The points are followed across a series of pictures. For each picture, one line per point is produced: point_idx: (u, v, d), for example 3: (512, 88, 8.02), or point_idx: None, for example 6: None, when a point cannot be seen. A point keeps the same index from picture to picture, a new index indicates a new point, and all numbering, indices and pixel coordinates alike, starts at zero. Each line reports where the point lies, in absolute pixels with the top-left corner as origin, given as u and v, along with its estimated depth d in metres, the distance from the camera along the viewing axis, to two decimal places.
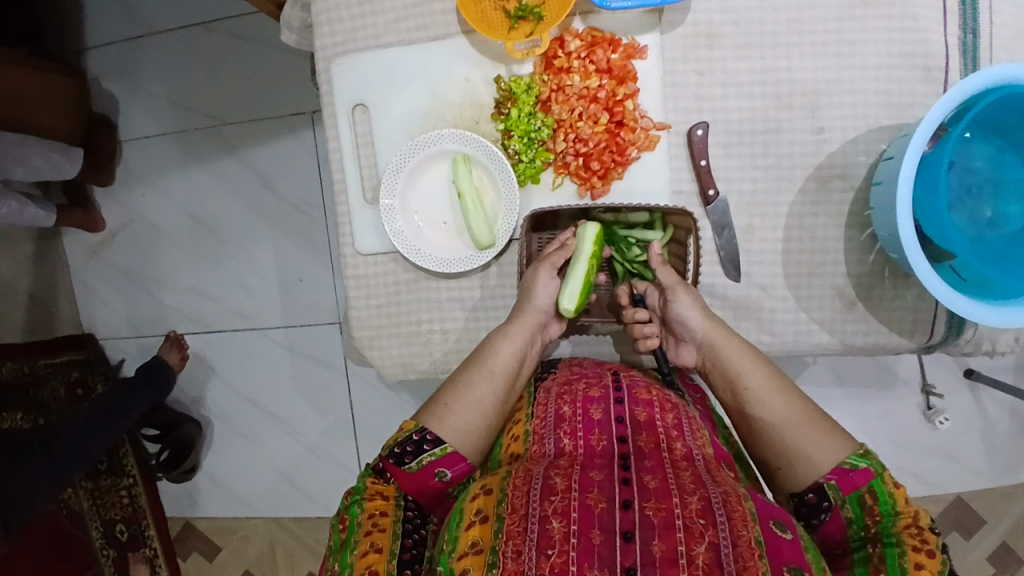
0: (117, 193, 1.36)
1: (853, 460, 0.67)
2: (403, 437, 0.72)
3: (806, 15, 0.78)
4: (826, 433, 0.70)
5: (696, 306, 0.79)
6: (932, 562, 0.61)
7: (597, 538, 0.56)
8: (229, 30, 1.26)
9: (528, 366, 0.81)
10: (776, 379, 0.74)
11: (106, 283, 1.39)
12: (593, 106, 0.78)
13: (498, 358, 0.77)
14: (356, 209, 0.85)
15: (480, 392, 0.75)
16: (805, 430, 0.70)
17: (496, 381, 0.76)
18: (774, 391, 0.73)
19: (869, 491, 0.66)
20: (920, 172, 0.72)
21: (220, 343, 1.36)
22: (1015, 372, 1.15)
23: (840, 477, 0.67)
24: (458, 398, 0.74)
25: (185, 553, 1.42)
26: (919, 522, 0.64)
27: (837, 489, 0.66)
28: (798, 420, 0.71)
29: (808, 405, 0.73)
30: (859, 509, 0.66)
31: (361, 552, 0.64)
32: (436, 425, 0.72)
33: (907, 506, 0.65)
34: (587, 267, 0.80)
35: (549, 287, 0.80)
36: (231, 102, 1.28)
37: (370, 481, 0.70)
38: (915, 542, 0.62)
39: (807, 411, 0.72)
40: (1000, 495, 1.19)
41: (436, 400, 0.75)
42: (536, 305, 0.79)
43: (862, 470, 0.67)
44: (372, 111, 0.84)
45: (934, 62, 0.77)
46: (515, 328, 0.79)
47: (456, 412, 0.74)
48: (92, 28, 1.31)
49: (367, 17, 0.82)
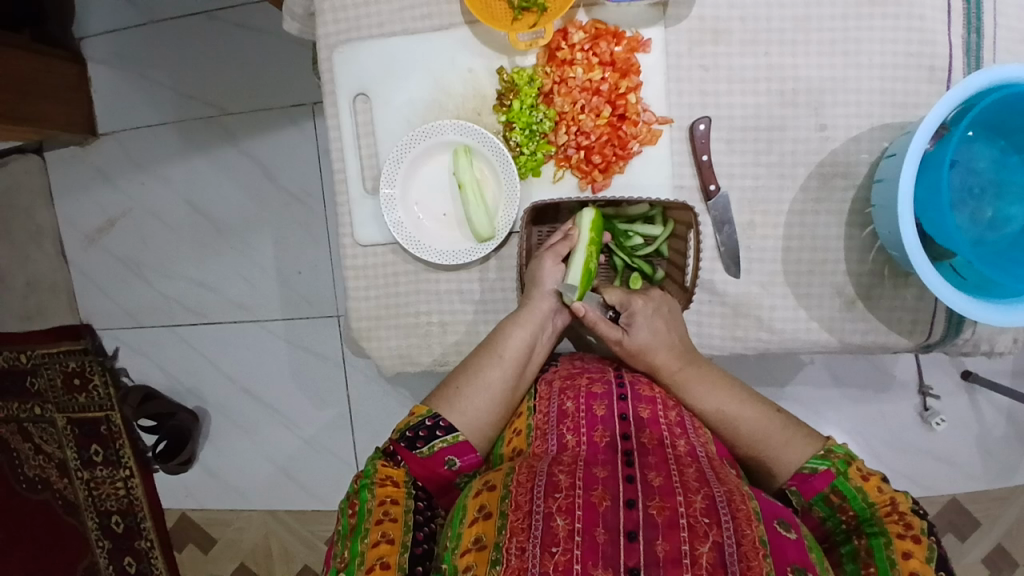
0: (116, 182, 1.35)
1: (813, 464, 0.69)
2: (414, 422, 0.73)
3: (812, 12, 0.78)
4: (782, 441, 0.72)
5: (644, 342, 0.77)
6: (919, 548, 0.61)
7: (601, 537, 0.55)
8: (231, 20, 1.25)
9: (539, 355, 0.81)
10: (724, 398, 0.75)
11: (104, 272, 1.38)
12: (596, 99, 0.78)
13: (509, 345, 0.77)
14: (356, 199, 0.85)
15: (491, 378, 0.75)
16: (760, 445, 0.72)
17: (507, 368, 0.76)
18: (729, 410, 0.74)
19: (833, 491, 0.68)
20: (923, 170, 0.72)
21: (219, 334, 1.35)
22: (1013, 376, 1.15)
23: (801, 483, 0.69)
24: (469, 385, 0.75)
25: (180, 545, 1.41)
26: (898, 507, 0.65)
27: (800, 495, 0.69)
28: (752, 437, 0.73)
29: (764, 413, 0.74)
30: (828, 508, 0.68)
31: (372, 543, 0.64)
32: (448, 413, 0.73)
33: (880, 495, 0.66)
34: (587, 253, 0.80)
35: (554, 272, 0.80)
36: (232, 93, 1.27)
37: (380, 463, 0.71)
38: (900, 529, 0.63)
39: (761, 423, 0.73)
40: (996, 498, 1.19)
41: (447, 385, 0.76)
42: (546, 290, 0.80)
43: (822, 473, 0.69)
44: (374, 101, 0.84)
45: (939, 61, 0.77)
46: (525, 315, 0.79)
47: (467, 397, 0.74)
48: (94, 15, 1.30)
49: (372, 6, 0.82)
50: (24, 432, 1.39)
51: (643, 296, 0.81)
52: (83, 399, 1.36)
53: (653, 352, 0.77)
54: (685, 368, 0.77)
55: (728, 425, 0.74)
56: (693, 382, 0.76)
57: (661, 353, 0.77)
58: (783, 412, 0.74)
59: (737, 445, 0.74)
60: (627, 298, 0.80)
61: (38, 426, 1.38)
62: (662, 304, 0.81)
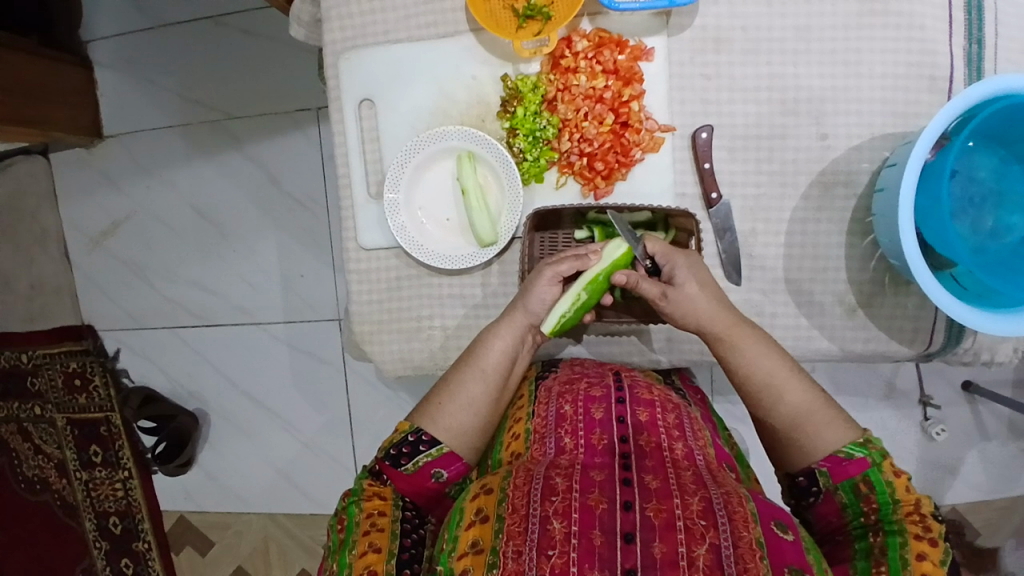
0: (120, 184, 1.36)
1: (849, 450, 0.68)
2: (398, 439, 0.72)
3: (813, 23, 0.78)
4: (824, 420, 0.71)
5: (694, 295, 0.74)
6: (934, 551, 0.62)
7: (598, 540, 0.56)
8: (237, 25, 1.26)
9: (522, 364, 0.81)
10: (775, 364, 0.73)
11: (107, 274, 1.39)
12: (599, 107, 0.79)
13: (489, 357, 0.76)
14: (360, 204, 0.86)
15: (473, 392, 0.75)
16: (802, 418, 0.71)
17: (490, 381, 0.76)
18: (778, 376, 0.73)
19: (864, 480, 0.67)
20: (924, 179, 0.73)
21: (221, 336, 1.36)
22: (1014, 387, 1.16)
23: (834, 465, 0.68)
24: (452, 398, 0.75)
25: (178, 547, 1.41)
26: (921, 509, 0.65)
27: (828, 476, 0.69)
28: (796, 410, 0.71)
29: (811, 388, 0.73)
30: (854, 496, 0.68)
31: (360, 552, 0.65)
32: (431, 427, 0.73)
33: (907, 494, 0.66)
34: (584, 289, 0.76)
35: (546, 292, 0.76)
36: (237, 97, 1.28)
37: (367, 482, 0.71)
38: (918, 531, 0.63)
39: (807, 395, 0.72)
40: (996, 509, 1.19)
41: (430, 401, 0.75)
42: (530, 306, 0.77)
43: (858, 459, 0.68)
44: (379, 106, 0.84)
45: (939, 72, 0.78)
46: (505, 326, 0.77)
47: (450, 412, 0.74)
48: (101, 19, 1.31)
49: (378, 13, 0.83)
50: (23, 432, 1.40)
51: (685, 254, 0.77)
52: (83, 400, 1.36)
53: (706, 309, 0.74)
54: (739, 326, 0.74)
55: (773, 391, 0.73)
56: (747, 341, 0.74)
57: (718, 310, 0.74)
58: (825, 392, 0.73)
59: (776, 413, 0.72)
60: (670, 252, 0.76)
61: (38, 427, 1.38)
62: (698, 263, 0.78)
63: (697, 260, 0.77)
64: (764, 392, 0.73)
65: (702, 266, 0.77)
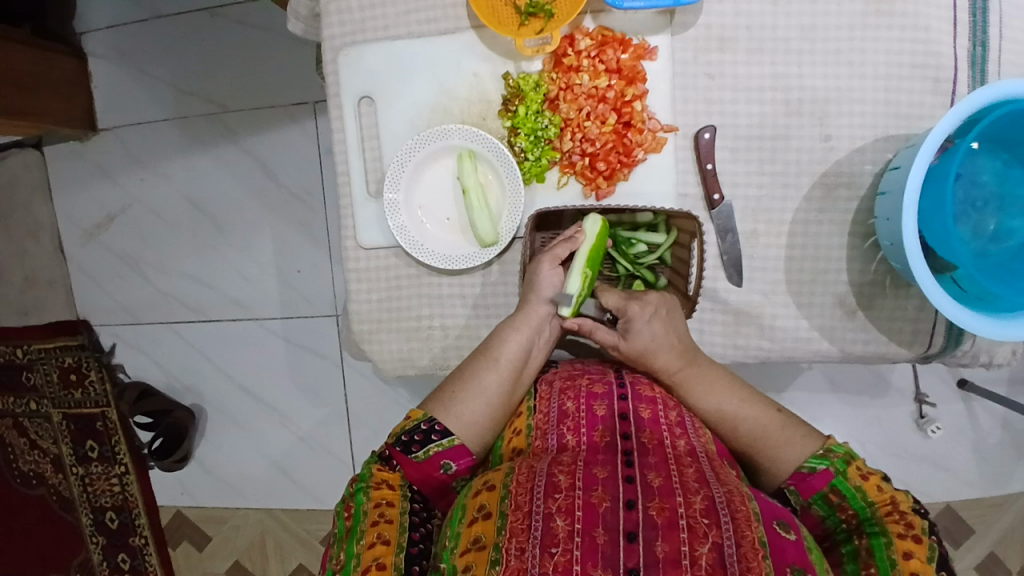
0: (115, 176, 1.34)
1: (812, 463, 0.70)
2: (410, 426, 0.72)
3: (818, 23, 0.78)
4: (783, 438, 0.72)
5: (646, 344, 0.76)
6: (919, 548, 0.61)
7: (601, 538, 0.55)
8: (233, 16, 1.24)
9: (538, 358, 0.80)
10: (724, 397, 0.75)
11: (102, 268, 1.38)
12: (601, 106, 0.78)
13: (506, 349, 0.76)
14: (359, 202, 0.85)
15: (487, 381, 0.75)
16: (758, 444, 0.73)
17: (502, 370, 0.75)
18: (729, 408, 0.75)
19: (832, 490, 0.68)
20: (926, 183, 0.72)
21: (218, 331, 1.35)
22: (1009, 385, 1.16)
23: (799, 482, 0.70)
24: (464, 388, 0.75)
25: (175, 542, 1.40)
26: (899, 507, 0.65)
27: (797, 494, 0.70)
28: (750, 435, 0.73)
29: (764, 410, 0.74)
30: (828, 507, 0.69)
31: (368, 544, 0.63)
32: (443, 416, 0.73)
33: (881, 494, 0.66)
34: (587, 266, 0.78)
35: (552, 276, 0.78)
36: (233, 90, 1.26)
37: (376, 468, 0.70)
38: (900, 529, 0.63)
39: (761, 419, 0.74)
40: (990, 505, 1.20)
41: (442, 391, 0.76)
42: (542, 295, 0.78)
43: (821, 472, 0.69)
44: (378, 103, 0.83)
45: (944, 74, 0.77)
46: (520, 318, 0.78)
47: (462, 401, 0.74)
48: (95, 9, 1.29)
49: (378, 7, 0.82)
50: (19, 427, 1.39)
51: (642, 301, 0.77)
52: (78, 395, 1.35)
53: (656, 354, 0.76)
54: (688, 365, 0.77)
55: (727, 423, 0.75)
56: (697, 377, 0.76)
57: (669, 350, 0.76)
58: (783, 408, 0.75)
59: (735, 442, 0.75)
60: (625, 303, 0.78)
61: (33, 422, 1.37)
62: (675, 307, 0.79)
63: (665, 300, 0.78)
64: (720, 427, 0.75)
65: (669, 306, 0.78)
